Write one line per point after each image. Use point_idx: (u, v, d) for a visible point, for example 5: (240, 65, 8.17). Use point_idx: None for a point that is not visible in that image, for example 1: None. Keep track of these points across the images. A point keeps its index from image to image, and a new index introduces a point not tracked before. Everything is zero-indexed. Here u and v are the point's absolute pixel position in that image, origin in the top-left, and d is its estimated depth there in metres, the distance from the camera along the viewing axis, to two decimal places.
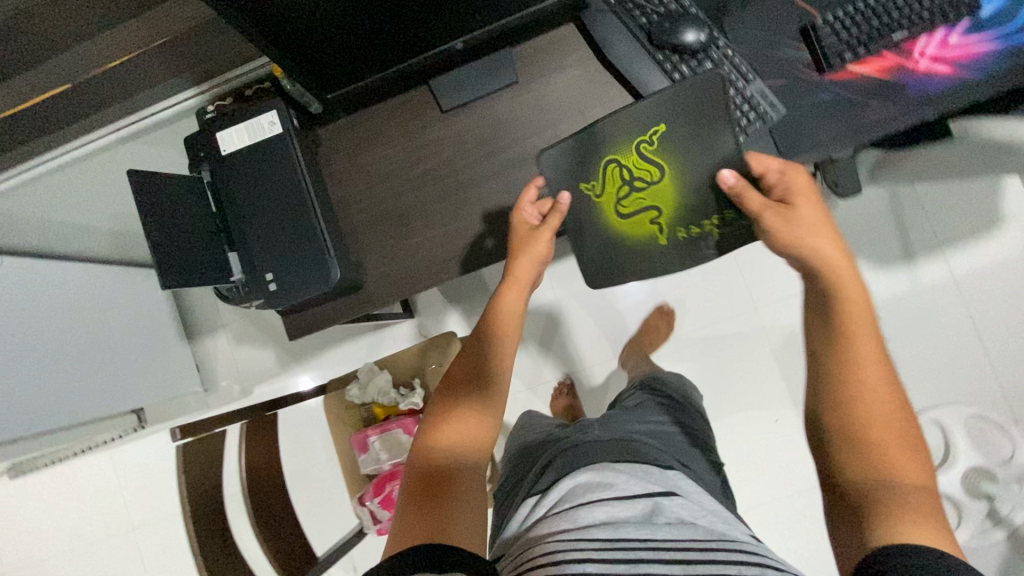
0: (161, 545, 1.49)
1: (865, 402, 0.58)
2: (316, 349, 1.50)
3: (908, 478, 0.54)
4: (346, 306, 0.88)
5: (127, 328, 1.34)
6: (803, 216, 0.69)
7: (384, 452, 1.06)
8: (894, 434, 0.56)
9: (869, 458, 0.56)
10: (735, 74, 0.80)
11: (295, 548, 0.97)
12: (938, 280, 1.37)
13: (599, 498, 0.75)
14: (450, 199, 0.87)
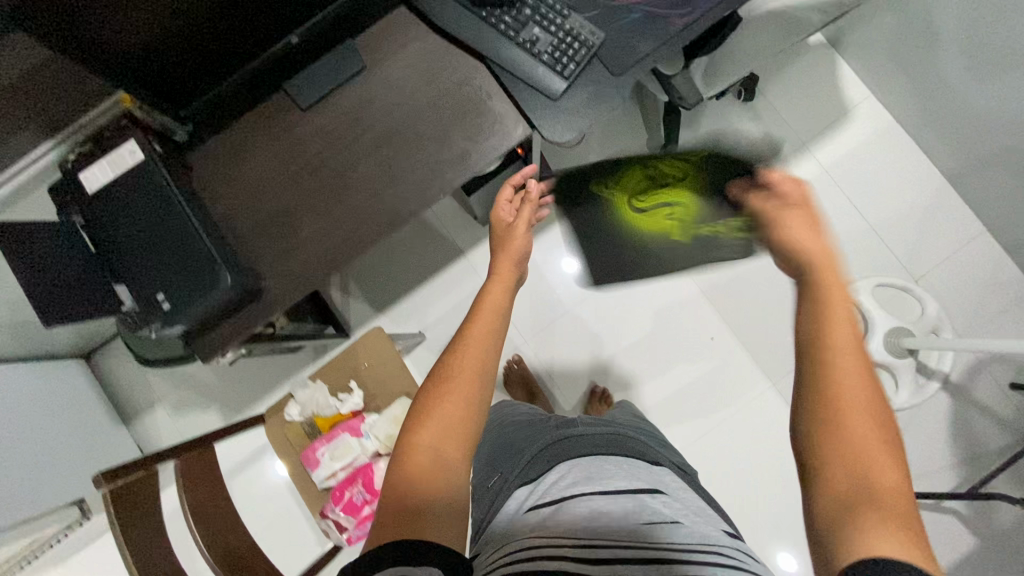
0: None
1: (842, 399, 0.50)
2: (262, 395, 1.49)
3: (876, 457, 0.47)
4: (249, 316, 0.89)
5: (54, 419, 1.28)
6: (790, 215, 0.65)
7: (336, 461, 1.06)
8: (866, 415, 0.49)
9: (848, 448, 0.48)
10: (553, 14, 0.90)
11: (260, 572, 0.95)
12: (812, 174, 1.50)
13: (582, 494, 0.67)
14: (330, 189, 0.91)
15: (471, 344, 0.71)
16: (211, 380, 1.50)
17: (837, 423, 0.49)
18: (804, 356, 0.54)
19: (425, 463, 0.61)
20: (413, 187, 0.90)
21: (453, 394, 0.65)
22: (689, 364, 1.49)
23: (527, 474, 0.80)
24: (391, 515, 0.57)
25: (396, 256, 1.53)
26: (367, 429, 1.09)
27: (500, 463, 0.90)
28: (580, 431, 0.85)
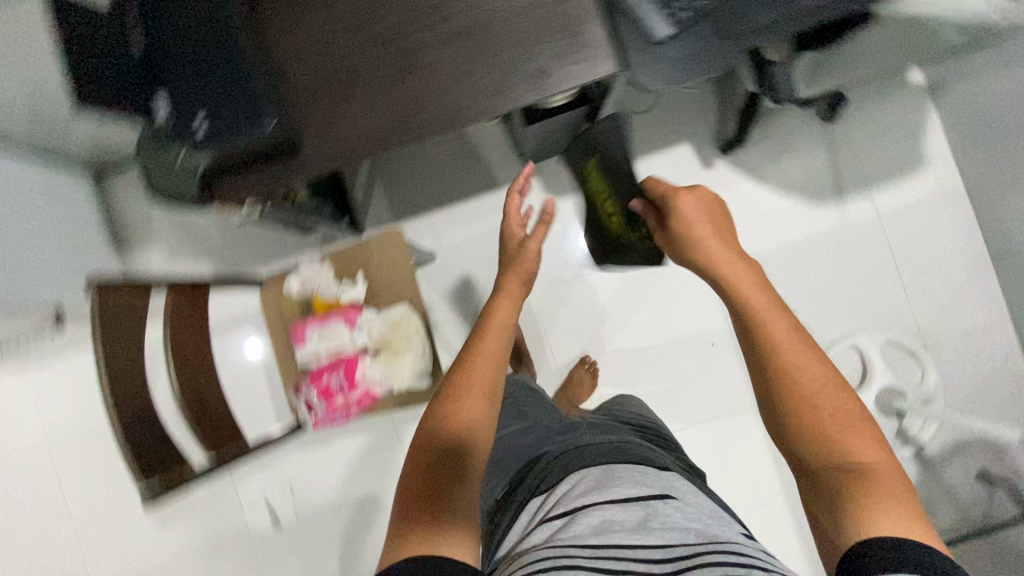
0: (81, 466, 1.41)
1: (804, 420, 0.64)
2: (261, 259, 1.46)
3: (859, 446, 0.61)
4: (278, 169, 0.87)
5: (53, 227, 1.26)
6: (699, 229, 0.82)
7: (322, 343, 1.05)
8: (834, 416, 0.63)
9: (830, 446, 0.62)
10: None
11: (224, 423, 0.94)
12: (864, 215, 1.46)
13: (593, 504, 0.74)
14: (397, 67, 0.86)
15: (479, 352, 0.80)
16: (214, 236, 1.47)
17: (814, 438, 0.63)
18: (781, 387, 0.66)
19: (441, 455, 0.69)
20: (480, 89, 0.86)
21: (468, 398, 0.74)
22: (680, 363, 1.49)
23: (540, 487, 0.88)
24: (414, 500, 0.66)
25: (427, 170, 1.49)
26: (361, 323, 1.07)
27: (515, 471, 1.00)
28: (585, 443, 0.95)
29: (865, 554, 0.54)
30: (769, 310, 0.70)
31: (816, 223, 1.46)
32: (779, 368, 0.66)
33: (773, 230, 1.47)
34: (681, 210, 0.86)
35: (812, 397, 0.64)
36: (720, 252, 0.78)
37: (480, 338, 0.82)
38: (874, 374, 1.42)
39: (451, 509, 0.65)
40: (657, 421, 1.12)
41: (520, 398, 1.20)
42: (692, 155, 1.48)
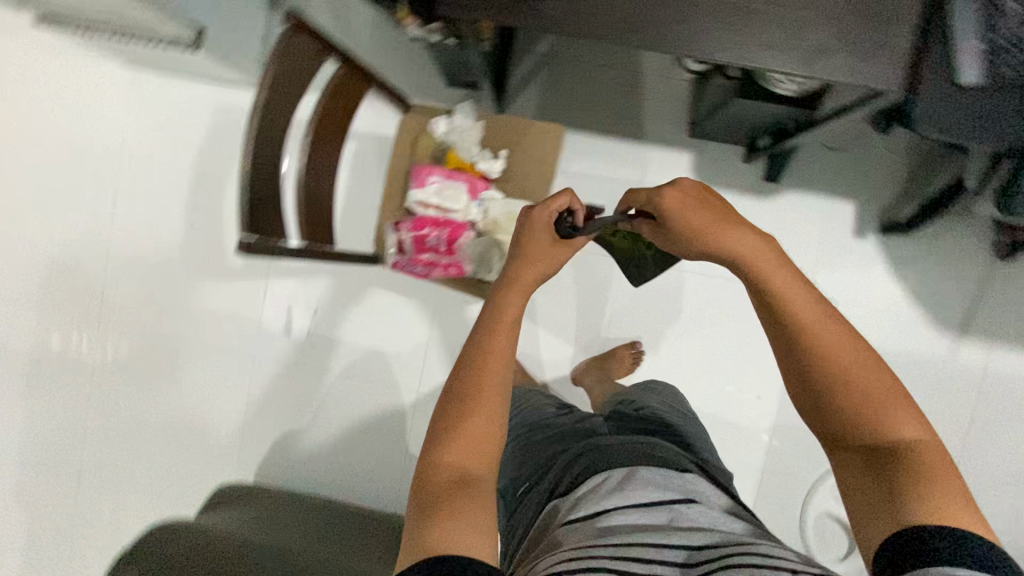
0: (166, 186, 1.54)
1: (846, 405, 0.62)
2: (400, 73, 1.41)
3: (901, 418, 0.60)
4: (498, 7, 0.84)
5: None
6: (702, 216, 0.71)
7: (438, 196, 1.00)
8: (877, 389, 0.61)
9: (870, 419, 0.61)
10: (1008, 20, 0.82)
11: (324, 222, 0.92)
12: (972, 363, 1.38)
13: (614, 509, 0.72)
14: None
15: (488, 339, 0.72)
16: (360, 39, 1.41)
17: (859, 419, 0.61)
18: (817, 380, 0.63)
19: (444, 470, 0.63)
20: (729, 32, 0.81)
21: (481, 404, 0.67)
22: (717, 395, 1.46)
23: (561, 482, 0.86)
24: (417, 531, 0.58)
25: (599, 87, 1.39)
26: (482, 199, 1.03)
27: (532, 467, 0.97)
28: (608, 441, 0.91)
29: (912, 549, 0.53)
30: (803, 295, 0.65)
31: (926, 343, 1.38)
32: (820, 352, 0.63)
33: (883, 327, 1.39)
34: (671, 212, 0.73)
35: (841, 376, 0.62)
36: (734, 230, 0.69)
37: (486, 336, 0.72)
38: None
39: (463, 533, 0.57)
40: (684, 423, 1.10)
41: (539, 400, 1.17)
42: (849, 216, 1.38)
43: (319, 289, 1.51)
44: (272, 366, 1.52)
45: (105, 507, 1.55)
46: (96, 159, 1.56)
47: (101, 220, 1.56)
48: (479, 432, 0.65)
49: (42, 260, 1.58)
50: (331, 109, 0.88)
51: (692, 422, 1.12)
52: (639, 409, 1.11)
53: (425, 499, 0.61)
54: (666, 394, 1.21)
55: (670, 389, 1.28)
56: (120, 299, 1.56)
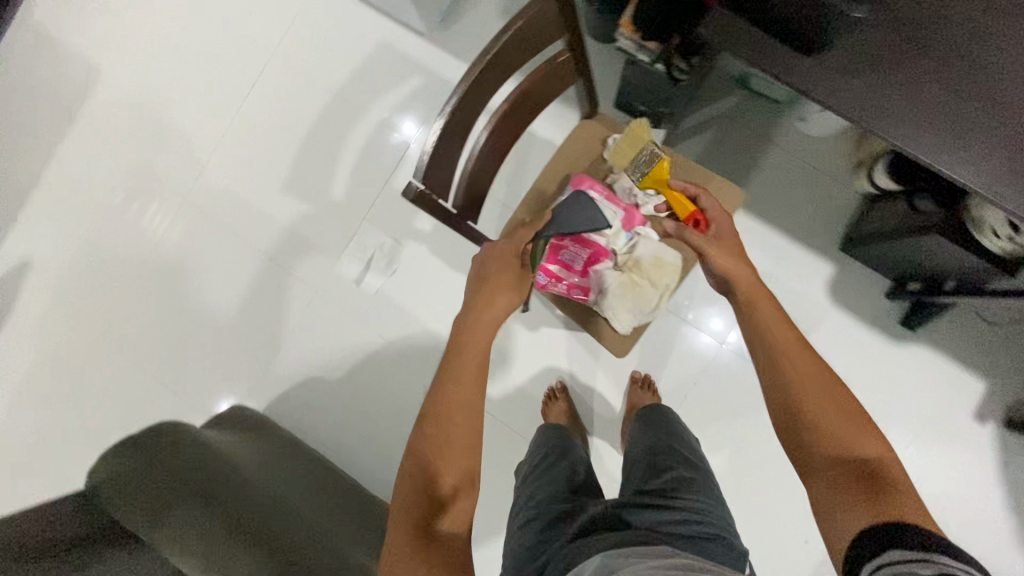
0: (300, 100, 1.51)
1: (808, 418, 0.76)
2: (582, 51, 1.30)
3: (862, 432, 0.73)
4: (768, 57, 0.76)
5: None
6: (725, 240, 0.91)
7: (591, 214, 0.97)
8: (843, 410, 0.75)
9: (836, 440, 0.73)
10: None
11: (477, 197, 0.84)
12: None
13: None
14: (961, 81, 0.74)
15: (463, 365, 0.80)
16: None
17: (819, 441, 0.74)
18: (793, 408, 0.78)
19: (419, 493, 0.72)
20: (1009, 168, 0.73)
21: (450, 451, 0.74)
22: (758, 517, 1.36)
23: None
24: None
25: (765, 167, 1.30)
26: (635, 231, 1.01)
27: (527, 554, 0.83)
28: (589, 536, 0.77)
29: (878, 540, 0.62)
30: (790, 338, 0.83)
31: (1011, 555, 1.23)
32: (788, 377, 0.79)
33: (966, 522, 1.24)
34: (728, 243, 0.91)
35: (801, 390, 0.78)
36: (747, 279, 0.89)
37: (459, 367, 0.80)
38: None
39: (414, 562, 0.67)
40: (691, 469, 0.95)
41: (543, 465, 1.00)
42: (976, 395, 1.25)
43: (404, 251, 1.44)
44: (327, 307, 1.45)
45: (115, 377, 1.50)
46: (247, 51, 1.53)
47: (227, 103, 1.54)
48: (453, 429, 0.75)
49: (160, 117, 1.56)
50: (543, 85, 0.81)
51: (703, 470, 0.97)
52: (652, 478, 0.94)
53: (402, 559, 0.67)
54: (672, 437, 1.05)
55: (675, 431, 1.07)
56: (213, 184, 1.52)
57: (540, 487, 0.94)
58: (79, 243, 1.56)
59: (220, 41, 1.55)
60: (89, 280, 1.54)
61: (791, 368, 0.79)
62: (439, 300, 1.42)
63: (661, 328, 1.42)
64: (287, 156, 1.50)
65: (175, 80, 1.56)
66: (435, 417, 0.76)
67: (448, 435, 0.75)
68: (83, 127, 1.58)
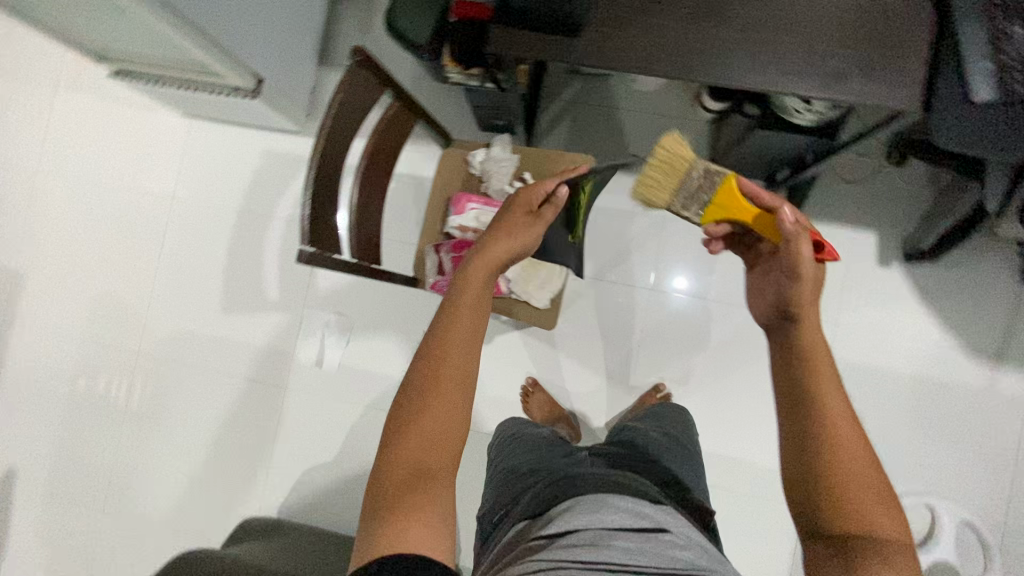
0: (210, 227, 1.60)
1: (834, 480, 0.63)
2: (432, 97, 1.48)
3: (884, 513, 0.61)
4: (554, 46, 0.87)
5: (296, 15, 1.39)
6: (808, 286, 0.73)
7: (477, 222, 1.06)
8: (871, 485, 0.63)
9: (854, 512, 0.61)
10: None
11: (371, 243, 0.95)
12: (1011, 392, 1.36)
13: (601, 531, 0.72)
14: (708, 8, 0.86)
15: (466, 314, 0.74)
16: (404, 73, 1.51)
17: (838, 511, 0.62)
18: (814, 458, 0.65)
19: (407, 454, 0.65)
20: (774, 61, 0.84)
21: (441, 391, 0.69)
22: (745, 424, 1.47)
23: (529, 507, 0.87)
24: (375, 520, 0.62)
25: (621, 131, 1.49)
26: None
27: (507, 484, 0.98)
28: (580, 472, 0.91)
29: None
30: (833, 393, 0.67)
31: (956, 368, 1.37)
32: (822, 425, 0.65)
33: (910, 355, 1.38)
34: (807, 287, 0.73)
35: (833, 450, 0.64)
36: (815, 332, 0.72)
37: (466, 322, 0.73)
38: (941, 541, 1.31)
39: (402, 530, 0.60)
40: (682, 447, 1.11)
41: (532, 431, 1.12)
42: (872, 246, 1.41)
43: (349, 321, 1.54)
44: (303, 399, 1.53)
45: (130, 543, 1.53)
46: (146, 204, 1.63)
47: (146, 256, 1.62)
48: (453, 388, 0.69)
49: (90, 292, 1.64)
50: (386, 134, 0.93)
51: (693, 458, 1.12)
52: (639, 442, 1.08)
53: (383, 491, 0.64)
54: (673, 424, 1.20)
55: (670, 423, 1.20)
56: (159, 331, 1.60)
57: (518, 454, 1.04)
58: (54, 433, 1.60)
59: (120, 205, 1.64)
60: (75, 465, 1.58)
61: (831, 427, 0.65)
62: (397, 351, 1.52)
63: (598, 297, 1.54)
64: (217, 280, 1.59)
65: (94, 254, 1.65)
66: (429, 365, 0.70)
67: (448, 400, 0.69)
68: (23, 327, 1.65)
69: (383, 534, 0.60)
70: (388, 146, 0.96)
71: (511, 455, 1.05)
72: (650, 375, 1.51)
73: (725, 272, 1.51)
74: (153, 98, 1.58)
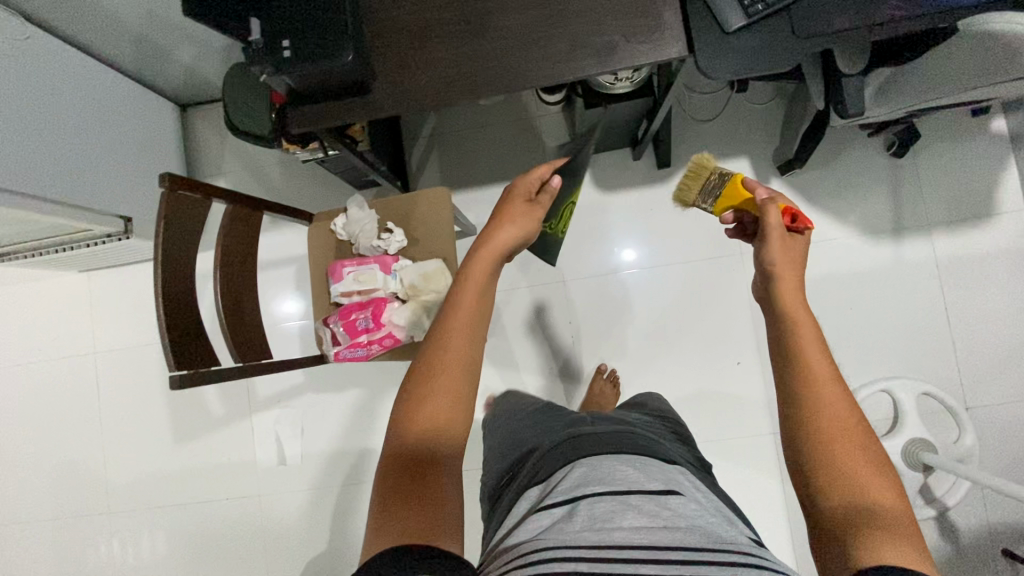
0: (140, 366, 1.61)
1: (830, 438, 0.65)
2: (303, 199, 1.58)
3: (876, 478, 0.62)
4: (354, 108, 0.91)
5: (144, 146, 1.43)
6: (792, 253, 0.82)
7: (357, 284, 1.09)
8: (862, 450, 0.64)
9: (847, 475, 0.62)
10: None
11: (254, 341, 0.99)
12: (920, 260, 1.41)
13: (614, 496, 0.70)
14: (475, 25, 0.90)
15: (476, 301, 0.73)
16: (275, 180, 1.59)
17: (832, 475, 0.63)
18: (809, 423, 0.67)
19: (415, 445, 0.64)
20: (550, 54, 0.88)
21: (449, 371, 0.68)
22: (697, 374, 1.50)
23: (535, 479, 0.85)
24: (379, 502, 0.61)
25: (487, 148, 1.53)
26: (396, 270, 1.11)
27: (511, 468, 0.97)
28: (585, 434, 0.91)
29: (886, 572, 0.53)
30: (823, 369, 0.69)
31: (863, 256, 1.42)
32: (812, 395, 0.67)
33: (817, 257, 1.43)
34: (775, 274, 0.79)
35: (818, 427, 0.66)
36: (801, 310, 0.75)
37: (478, 310, 0.73)
38: (906, 420, 1.34)
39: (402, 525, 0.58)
40: (683, 432, 1.15)
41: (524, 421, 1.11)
42: (748, 171, 1.46)
43: (299, 410, 1.55)
44: (280, 499, 1.53)
45: None
46: (71, 365, 1.63)
47: (86, 415, 1.62)
48: (460, 375, 0.68)
49: (41, 469, 1.62)
50: (232, 238, 0.96)
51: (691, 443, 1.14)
52: (642, 421, 1.11)
53: (392, 477, 0.62)
54: (651, 406, 1.24)
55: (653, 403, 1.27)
56: (121, 483, 1.59)
57: (492, 472, 1.04)
58: None
59: (45, 374, 1.64)
60: None
61: (822, 405, 0.67)
62: (353, 421, 1.53)
63: (522, 306, 1.57)
64: (161, 414, 1.59)
65: (34, 435, 1.63)
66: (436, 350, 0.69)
67: (460, 393, 0.68)
68: None
69: (384, 530, 0.58)
70: (240, 247, 0.99)
71: (514, 439, 1.05)
72: (594, 359, 1.54)
73: (628, 241, 1.55)
74: (40, 267, 1.58)
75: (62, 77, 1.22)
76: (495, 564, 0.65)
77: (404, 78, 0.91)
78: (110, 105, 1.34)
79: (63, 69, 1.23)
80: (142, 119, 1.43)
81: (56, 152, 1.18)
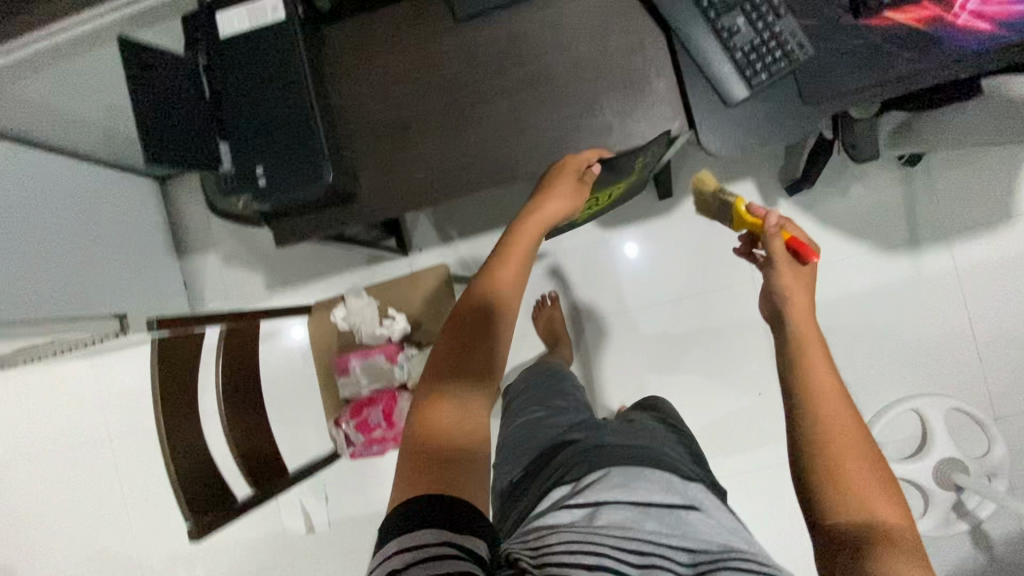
0: (155, 447, 1.60)
1: (834, 425, 0.63)
2: (298, 267, 1.54)
3: (876, 485, 0.59)
4: (336, 217, 0.86)
5: (127, 234, 1.38)
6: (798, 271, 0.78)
7: (365, 378, 1.06)
8: (863, 457, 0.61)
9: (853, 482, 0.59)
10: (896, 52, 0.75)
11: (267, 461, 0.95)
12: (939, 271, 1.36)
13: (641, 500, 0.66)
14: (453, 116, 0.84)
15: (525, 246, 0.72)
16: (266, 248, 1.55)
17: (835, 477, 0.60)
18: (811, 412, 0.64)
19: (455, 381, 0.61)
20: (537, 143, 0.83)
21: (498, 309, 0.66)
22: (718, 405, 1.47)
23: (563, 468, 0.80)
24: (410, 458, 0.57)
25: (482, 197, 1.42)
26: (402, 358, 1.07)
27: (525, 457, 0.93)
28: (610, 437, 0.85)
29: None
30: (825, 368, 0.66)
31: (880, 270, 1.37)
32: (810, 384, 0.66)
33: (832, 277, 1.39)
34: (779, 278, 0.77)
35: (825, 404, 0.64)
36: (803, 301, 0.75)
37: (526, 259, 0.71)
38: (936, 439, 1.32)
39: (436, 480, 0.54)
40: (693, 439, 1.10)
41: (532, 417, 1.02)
42: (754, 193, 1.40)
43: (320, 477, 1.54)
44: (312, 567, 1.53)
45: None
46: (85, 454, 1.62)
47: (107, 501, 1.61)
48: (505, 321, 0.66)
49: (71, 559, 1.62)
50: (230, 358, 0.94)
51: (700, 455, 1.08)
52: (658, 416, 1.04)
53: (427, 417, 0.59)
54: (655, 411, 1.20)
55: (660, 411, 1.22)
56: (152, 565, 1.59)
57: None
58: None
59: (59, 465, 1.62)
60: None
61: (824, 403, 0.64)
62: (375, 484, 1.52)
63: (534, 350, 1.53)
64: None
65: (61, 527, 1.63)
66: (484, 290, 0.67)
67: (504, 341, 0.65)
68: None
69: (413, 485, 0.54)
70: (239, 364, 0.96)
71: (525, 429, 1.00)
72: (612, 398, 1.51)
73: (637, 271, 1.48)
74: (39, 361, 1.55)
75: (33, 183, 1.17)
76: (511, 545, 0.62)
77: (384, 181, 0.85)
78: (87, 201, 1.28)
79: (32, 176, 1.17)
80: (121, 206, 1.38)
81: (35, 266, 1.13)
